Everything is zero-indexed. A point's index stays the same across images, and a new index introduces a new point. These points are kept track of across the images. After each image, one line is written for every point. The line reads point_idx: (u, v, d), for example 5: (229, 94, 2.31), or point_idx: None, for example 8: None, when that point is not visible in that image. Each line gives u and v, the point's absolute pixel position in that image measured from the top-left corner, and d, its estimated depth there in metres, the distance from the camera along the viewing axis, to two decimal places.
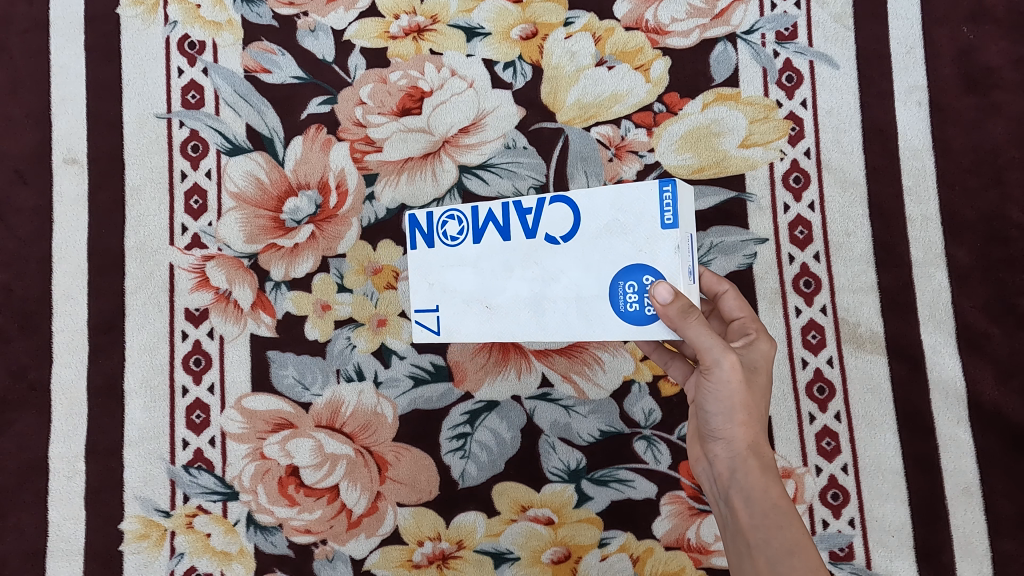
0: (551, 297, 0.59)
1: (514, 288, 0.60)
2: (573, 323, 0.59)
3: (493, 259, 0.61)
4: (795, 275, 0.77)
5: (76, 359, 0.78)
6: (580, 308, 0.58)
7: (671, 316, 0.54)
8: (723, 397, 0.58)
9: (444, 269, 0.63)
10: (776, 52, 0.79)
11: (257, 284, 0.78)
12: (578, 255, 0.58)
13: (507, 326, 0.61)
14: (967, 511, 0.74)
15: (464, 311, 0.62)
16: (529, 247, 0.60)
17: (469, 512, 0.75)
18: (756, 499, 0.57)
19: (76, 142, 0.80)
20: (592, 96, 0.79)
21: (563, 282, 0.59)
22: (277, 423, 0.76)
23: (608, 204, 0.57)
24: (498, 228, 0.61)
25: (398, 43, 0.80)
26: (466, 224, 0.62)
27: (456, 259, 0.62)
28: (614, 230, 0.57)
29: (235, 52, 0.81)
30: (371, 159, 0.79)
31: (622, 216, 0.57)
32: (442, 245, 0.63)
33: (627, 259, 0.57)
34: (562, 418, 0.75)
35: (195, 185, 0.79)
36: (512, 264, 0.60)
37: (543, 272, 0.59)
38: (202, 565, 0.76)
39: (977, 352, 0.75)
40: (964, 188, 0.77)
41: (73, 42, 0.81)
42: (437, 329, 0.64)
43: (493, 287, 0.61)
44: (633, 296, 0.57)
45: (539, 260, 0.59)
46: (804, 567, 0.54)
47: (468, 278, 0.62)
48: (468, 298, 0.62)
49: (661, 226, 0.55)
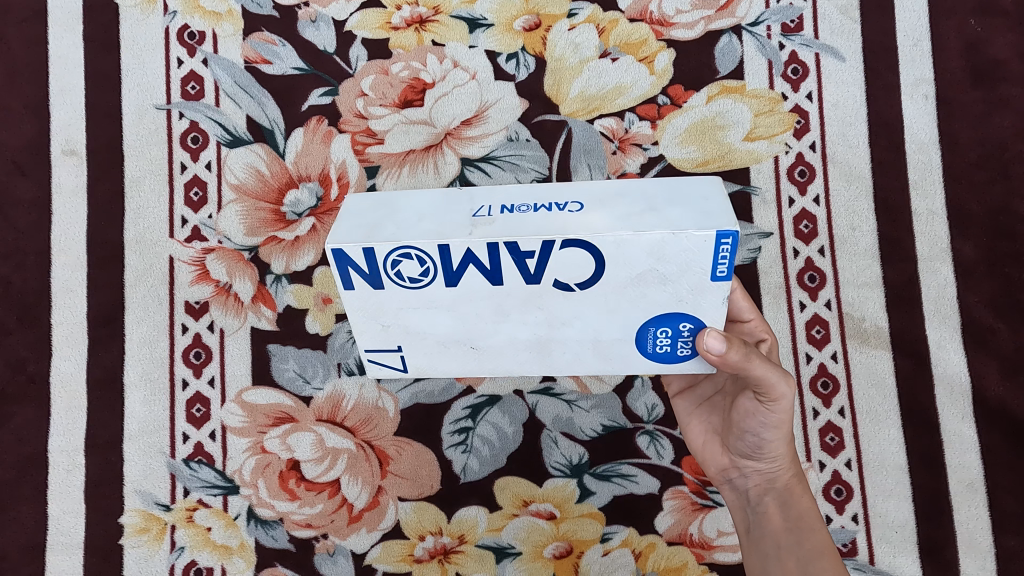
0: (561, 338, 0.55)
1: (511, 331, 0.55)
2: (584, 355, 0.57)
3: (477, 303, 0.52)
4: (798, 269, 0.76)
5: (76, 351, 0.77)
6: (596, 347, 0.56)
7: (732, 361, 0.51)
8: (775, 424, 0.56)
9: (401, 312, 0.54)
10: (781, 44, 0.79)
11: (258, 278, 0.77)
12: (597, 300, 0.52)
13: (498, 362, 0.58)
14: (970, 507, 0.73)
15: (442, 351, 0.57)
16: (528, 292, 0.51)
17: (470, 507, 0.75)
18: (792, 504, 0.60)
19: (74, 134, 0.79)
20: (595, 88, 0.78)
21: (577, 326, 0.54)
22: (278, 417, 0.76)
23: (644, 252, 0.48)
24: (482, 269, 0.49)
25: (400, 34, 0.80)
26: (429, 266, 0.49)
27: (425, 301, 0.53)
28: (649, 279, 0.50)
29: (236, 43, 0.80)
30: (372, 152, 0.78)
31: (666, 269, 0.49)
32: (395, 286, 0.51)
33: (662, 308, 0.52)
34: (564, 413, 0.75)
35: (195, 177, 0.79)
36: (506, 308, 0.53)
37: (552, 317, 0.53)
38: (202, 559, 0.75)
39: (981, 347, 0.75)
40: (970, 183, 0.77)
41: (71, 32, 0.80)
42: (403, 366, 0.60)
43: (480, 333, 0.55)
44: (665, 340, 0.54)
45: (545, 304, 0.52)
46: (832, 568, 0.56)
47: (443, 321, 0.54)
48: (445, 341, 0.56)
49: (711, 279, 0.49)
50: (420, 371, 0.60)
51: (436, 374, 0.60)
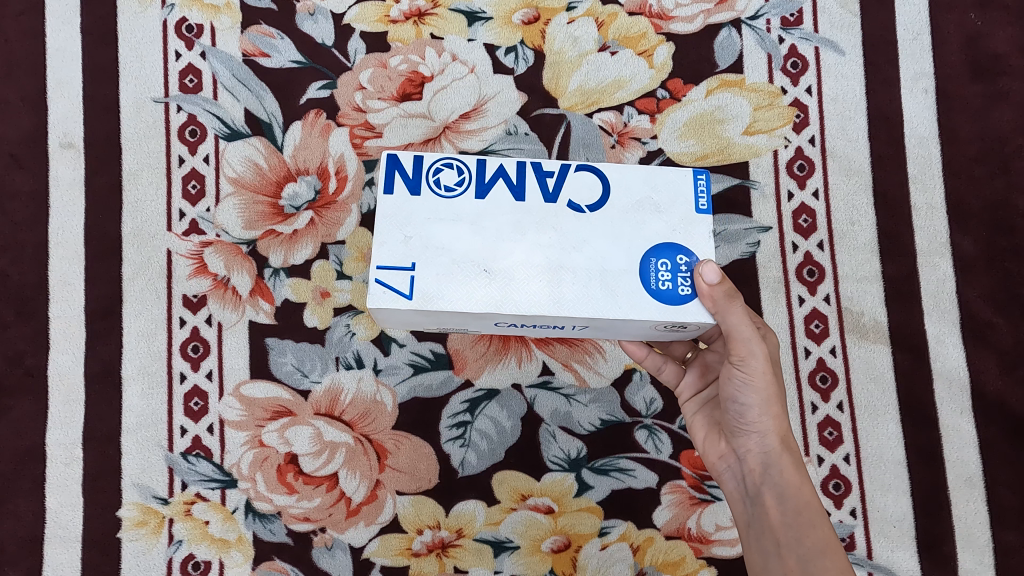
0: (570, 265, 0.56)
1: (524, 252, 0.56)
2: (593, 290, 0.56)
3: (499, 219, 0.57)
4: (797, 264, 0.76)
5: (73, 345, 0.77)
6: (604, 278, 0.56)
7: (717, 298, 0.55)
8: (756, 389, 0.59)
9: (427, 223, 0.57)
10: (780, 38, 0.79)
11: (255, 271, 0.77)
12: (605, 226, 0.57)
13: (508, 294, 0.55)
14: (968, 501, 0.73)
15: (454, 274, 0.56)
16: (546, 211, 0.57)
17: (468, 500, 0.75)
18: (790, 497, 0.59)
19: (71, 126, 0.79)
20: (595, 82, 0.78)
21: (587, 251, 0.56)
22: (275, 410, 0.76)
23: (639, 179, 0.59)
24: (509, 186, 0.58)
25: (399, 27, 0.79)
26: (466, 175, 0.58)
27: (450, 213, 0.57)
28: (645, 206, 0.58)
29: (234, 36, 0.80)
30: (370, 145, 0.78)
31: (659, 195, 0.58)
32: (431, 194, 0.58)
33: (661, 237, 0.57)
34: (563, 407, 0.75)
35: (193, 171, 0.78)
36: (524, 226, 0.57)
37: (564, 238, 0.57)
38: (200, 553, 0.75)
39: (980, 342, 0.75)
40: (970, 177, 0.77)
41: (69, 25, 0.80)
42: (409, 292, 0.55)
43: (497, 252, 0.56)
44: (666, 275, 0.56)
45: (559, 226, 0.57)
46: (833, 567, 0.56)
47: (464, 234, 0.56)
48: (459, 259, 0.56)
49: (696, 211, 0.58)
50: (426, 300, 0.55)
51: (440, 306, 0.55)
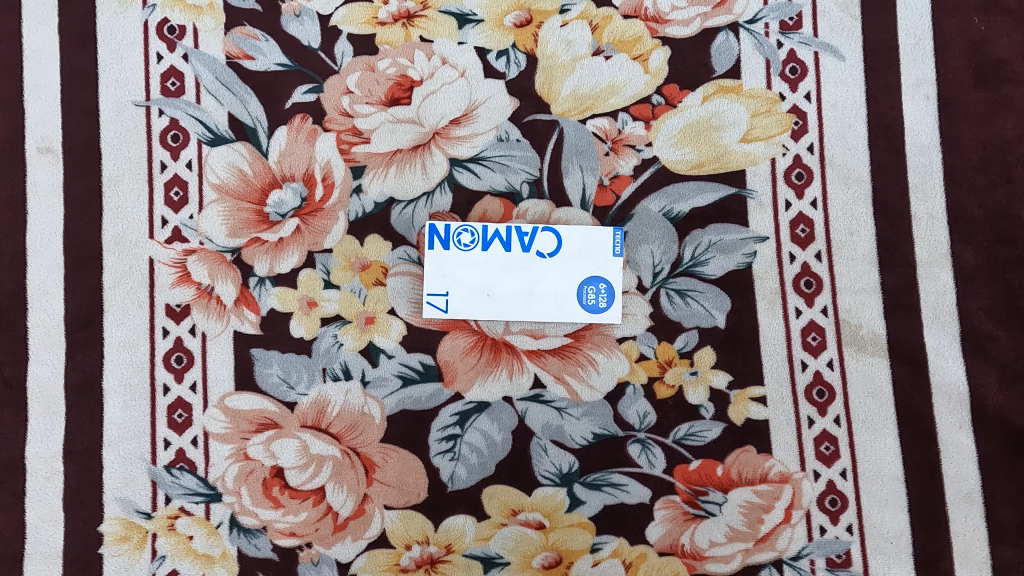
0: (539, 291, 0.74)
1: (508, 284, 0.74)
2: (551, 309, 0.74)
3: (494, 265, 0.74)
4: (795, 275, 0.74)
5: (54, 356, 0.75)
6: (558, 301, 0.74)
7: None
8: None
9: (455, 266, 0.74)
10: (779, 42, 0.77)
11: (240, 280, 0.75)
12: (563, 267, 0.74)
13: (503, 311, 0.74)
14: (967, 517, 0.72)
15: (470, 298, 0.74)
16: (522, 258, 0.74)
17: (457, 515, 0.73)
18: None
19: (49, 131, 0.77)
20: (588, 87, 0.76)
21: (546, 283, 0.74)
22: (260, 423, 0.74)
23: (581, 235, 0.74)
24: (501, 241, 0.74)
25: (387, 29, 0.77)
26: (477, 236, 0.74)
27: (462, 260, 0.74)
28: (583, 254, 0.74)
29: (216, 38, 0.78)
30: (358, 151, 0.76)
31: (590, 243, 0.74)
32: (456, 250, 0.74)
33: (590, 271, 0.74)
34: (554, 420, 0.73)
35: (174, 176, 0.76)
36: (511, 267, 0.74)
37: (532, 274, 0.74)
38: (183, 568, 0.73)
39: (980, 355, 0.73)
40: (972, 187, 0.75)
41: (46, 26, 0.78)
42: (445, 308, 0.74)
43: (496, 279, 0.74)
44: (600, 296, 0.74)
45: (530, 268, 0.74)
46: None
47: (474, 272, 0.74)
48: (469, 288, 0.74)
49: (612, 255, 0.74)
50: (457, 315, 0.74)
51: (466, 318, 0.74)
